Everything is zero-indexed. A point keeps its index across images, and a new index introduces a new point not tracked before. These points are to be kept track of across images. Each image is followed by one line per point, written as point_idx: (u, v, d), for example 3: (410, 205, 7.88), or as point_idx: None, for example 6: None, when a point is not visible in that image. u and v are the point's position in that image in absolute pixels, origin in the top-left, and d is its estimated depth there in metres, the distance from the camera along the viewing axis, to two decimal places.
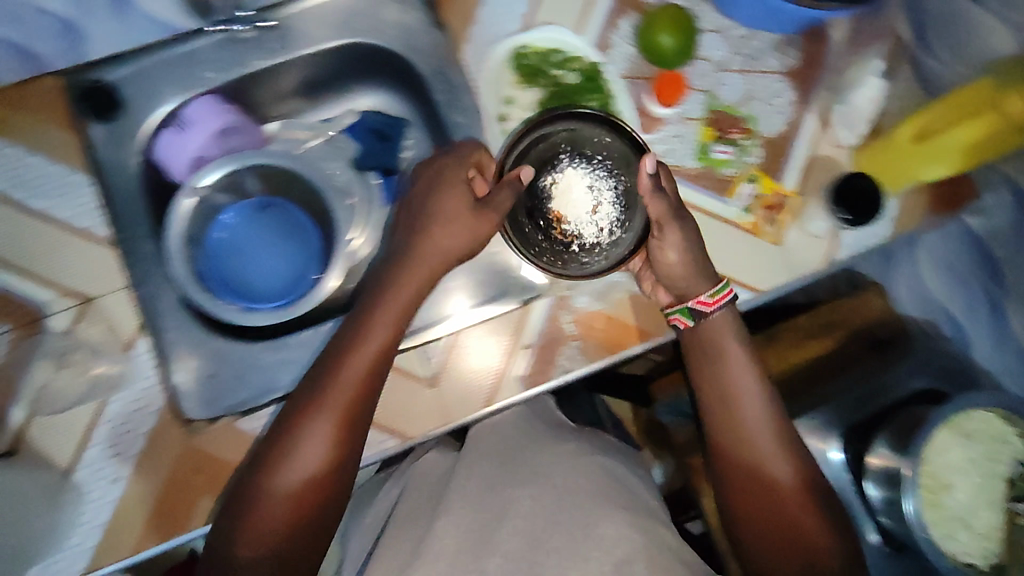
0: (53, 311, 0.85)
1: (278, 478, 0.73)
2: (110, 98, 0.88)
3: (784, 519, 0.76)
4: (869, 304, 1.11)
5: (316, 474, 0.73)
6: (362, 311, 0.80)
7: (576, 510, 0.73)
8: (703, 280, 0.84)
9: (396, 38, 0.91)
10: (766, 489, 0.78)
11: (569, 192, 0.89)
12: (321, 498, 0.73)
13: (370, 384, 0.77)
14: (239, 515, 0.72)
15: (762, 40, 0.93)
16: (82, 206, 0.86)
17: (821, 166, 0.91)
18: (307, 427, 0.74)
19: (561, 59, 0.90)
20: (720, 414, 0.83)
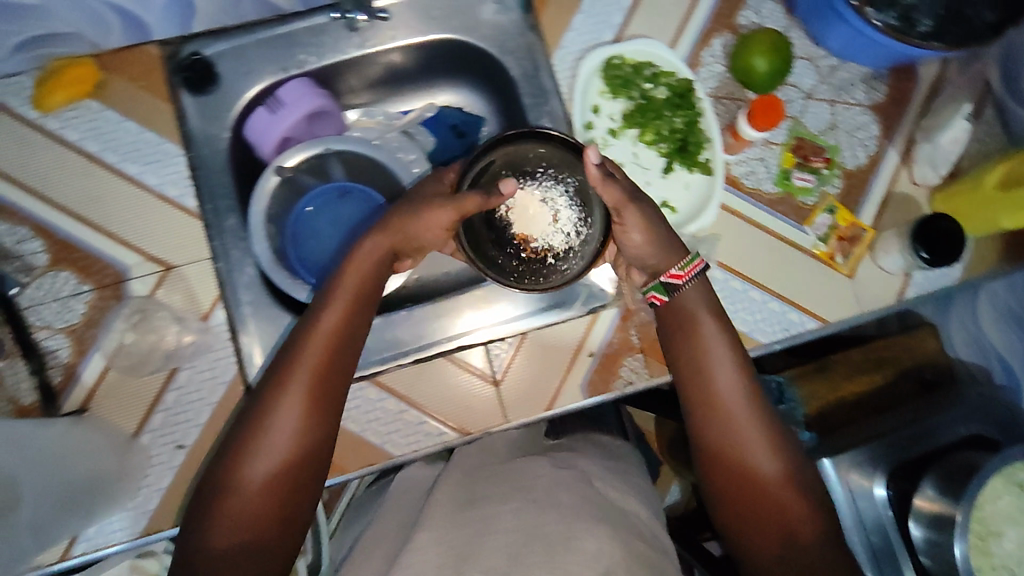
0: (135, 275, 0.86)
1: (244, 467, 0.68)
2: (205, 71, 0.89)
3: (759, 491, 0.74)
4: (924, 344, 1.06)
5: (287, 456, 0.69)
6: (325, 296, 0.76)
7: (559, 522, 0.70)
8: (671, 253, 0.81)
9: (489, 39, 0.93)
10: (746, 467, 0.75)
11: (523, 209, 0.90)
12: (293, 483, 0.69)
13: (336, 365, 0.73)
14: (211, 510, 0.68)
15: (852, 72, 0.93)
16: (174, 174, 0.88)
17: (899, 203, 0.91)
18: (273, 412, 0.69)
19: (652, 73, 0.90)
20: (700, 391, 0.79)
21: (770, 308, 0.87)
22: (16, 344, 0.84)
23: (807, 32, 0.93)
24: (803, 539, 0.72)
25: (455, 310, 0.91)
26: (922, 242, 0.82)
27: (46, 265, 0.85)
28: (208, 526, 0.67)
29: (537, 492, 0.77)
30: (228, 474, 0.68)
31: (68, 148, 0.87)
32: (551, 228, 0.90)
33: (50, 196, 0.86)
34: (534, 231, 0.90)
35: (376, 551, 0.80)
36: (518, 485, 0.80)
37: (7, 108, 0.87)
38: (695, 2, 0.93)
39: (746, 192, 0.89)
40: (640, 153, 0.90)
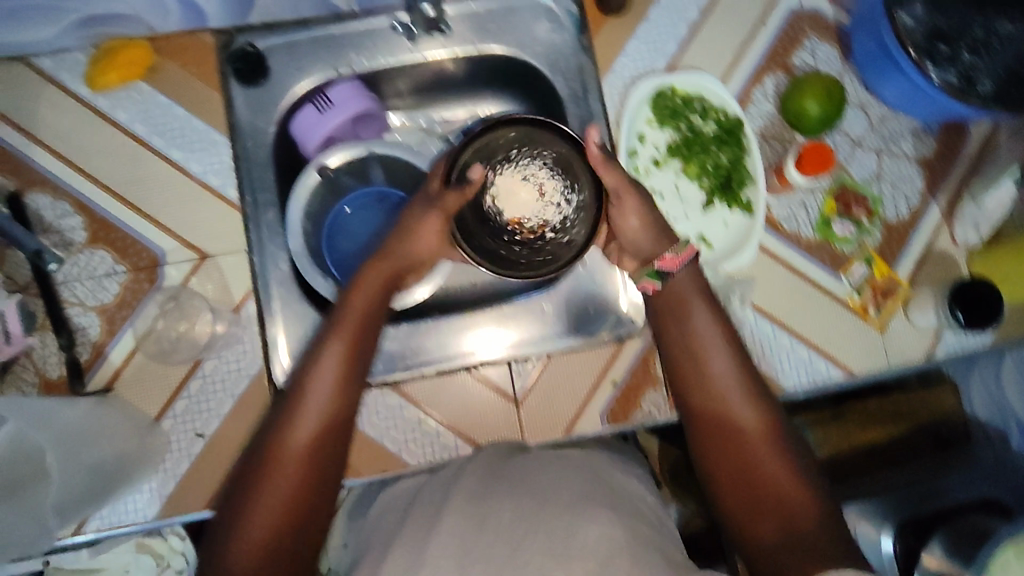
0: (170, 260, 0.87)
1: (262, 485, 0.67)
2: (257, 64, 0.89)
3: (752, 464, 0.70)
4: (942, 398, 1.01)
5: (301, 468, 0.68)
6: (336, 318, 0.76)
7: (558, 505, 0.65)
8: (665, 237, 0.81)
9: (542, 57, 0.92)
10: (737, 443, 0.71)
11: (506, 188, 0.84)
12: (309, 494, 0.68)
13: (347, 378, 0.73)
14: (251, 487, 0.68)
15: (901, 124, 0.92)
16: (217, 164, 0.88)
17: (938, 260, 0.90)
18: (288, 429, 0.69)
19: (701, 106, 0.89)
20: (692, 370, 0.76)
21: (797, 354, 0.88)
22: (47, 318, 0.84)
23: (860, 79, 0.92)
24: (799, 517, 0.66)
25: (479, 326, 0.92)
26: (959, 302, 0.82)
27: (84, 243, 0.86)
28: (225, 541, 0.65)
29: (541, 482, 0.70)
30: (247, 491, 0.67)
31: (115, 128, 0.88)
32: (541, 206, 0.84)
33: (93, 174, 0.87)
34: (527, 208, 0.84)
35: (360, 549, 0.76)
36: (514, 474, 0.72)
37: (59, 82, 0.88)
38: (750, 39, 0.92)
39: (785, 235, 0.89)
40: (681, 186, 0.90)
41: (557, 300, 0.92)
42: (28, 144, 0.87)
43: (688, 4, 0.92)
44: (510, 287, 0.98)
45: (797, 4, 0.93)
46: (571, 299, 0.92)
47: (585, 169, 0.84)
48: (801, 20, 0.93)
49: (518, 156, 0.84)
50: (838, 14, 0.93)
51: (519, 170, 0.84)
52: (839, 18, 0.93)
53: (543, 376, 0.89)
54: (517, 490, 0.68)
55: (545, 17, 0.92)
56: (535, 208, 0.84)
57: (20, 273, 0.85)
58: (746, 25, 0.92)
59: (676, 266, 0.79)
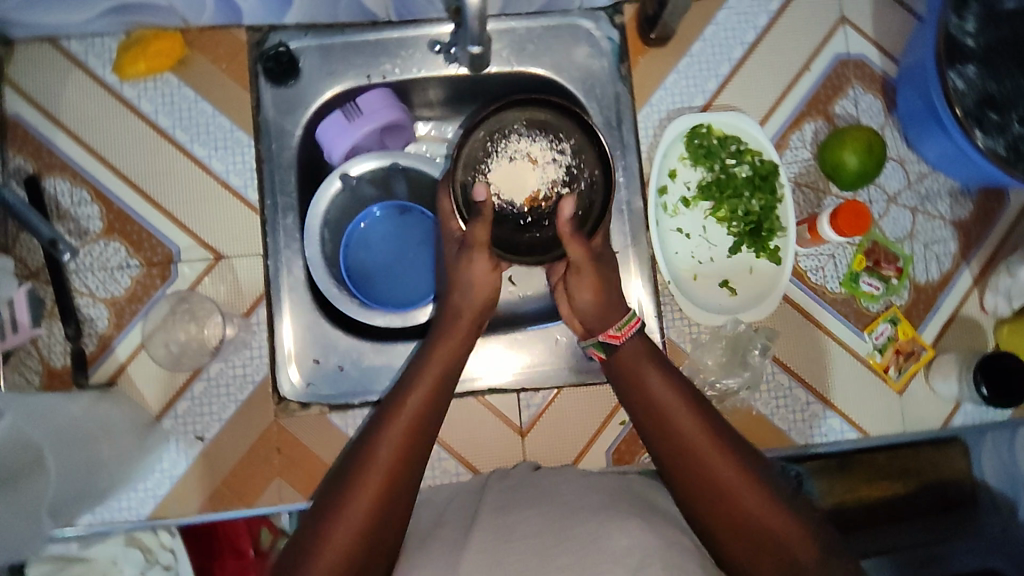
0: (185, 258, 0.85)
1: (341, 514, 0.66)
2: (289, 66, 0.87)
3: (744, 519, 0.66)
4: (949, 459, 0.89)
5: (369, 526, 0.65)
6: (414, 373, 0.75)
7: (585, 523, 0.66)
8: (611, 314, 0.78)
9: (578, 81, 0.89)
10: (723, 501, 0.67)
11: (503, 183, 0.81)
12: (371, 554, 0.65)
13: (420, 435, 0.71)
14: (343, 478, 0.69)
15: (940, 184, 0.90)
16: (240, 164, 0.87)
17: (962, 326, 0.88)
18: (361, 485, 0.67)
19: (738, 149, 0.87)
20: (658, 437, 0.72)
21: (811, 410, 0.86)
22: (55, 306, 0.83)
23: (902, 133, 0.90)
24: (804, 559, 0.64)
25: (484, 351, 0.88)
26: (984, 378, 0.80)
27: (98, 232, 0.85)
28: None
29: (564, 496, 0.72)
30: (313, 547, 0.64)
31: (140, 119, 0.86)
32: (541, 173, 0.81)
33: (114, 164, 0.86)
34: (533, 172, 0.81)
35: None
36: (541, 489, 0.74)
37: (86, 67, 0.86)
38: (793, 83, 0.90)
39: (810, 287, 0.87)
40: (709, 228, 0.88)
41: (574, 331, 0.89)
42: (52, 128, 0.86)
43: (733, 42, 0.90)
44: (522, 312, 0.94)
45: (844, 51, 0.91)
46: None
47: (557, 112, 0.81)
48: (847, 67, 0.91)
49: (500, 140, 0.81)
50: (886, 65, 0.91)
51: (505, 148, 0.81)
52: (886, 70, 0.91)
53: (551, 409, 0.87)
54: (531, 519, 0.68)
55: (587, 41, 0.89)
56: (536, 166, 0.81)
57: (32, 257, 0.84)
58: (790, 69, 0.90)
59: (623, 339, 0.77)
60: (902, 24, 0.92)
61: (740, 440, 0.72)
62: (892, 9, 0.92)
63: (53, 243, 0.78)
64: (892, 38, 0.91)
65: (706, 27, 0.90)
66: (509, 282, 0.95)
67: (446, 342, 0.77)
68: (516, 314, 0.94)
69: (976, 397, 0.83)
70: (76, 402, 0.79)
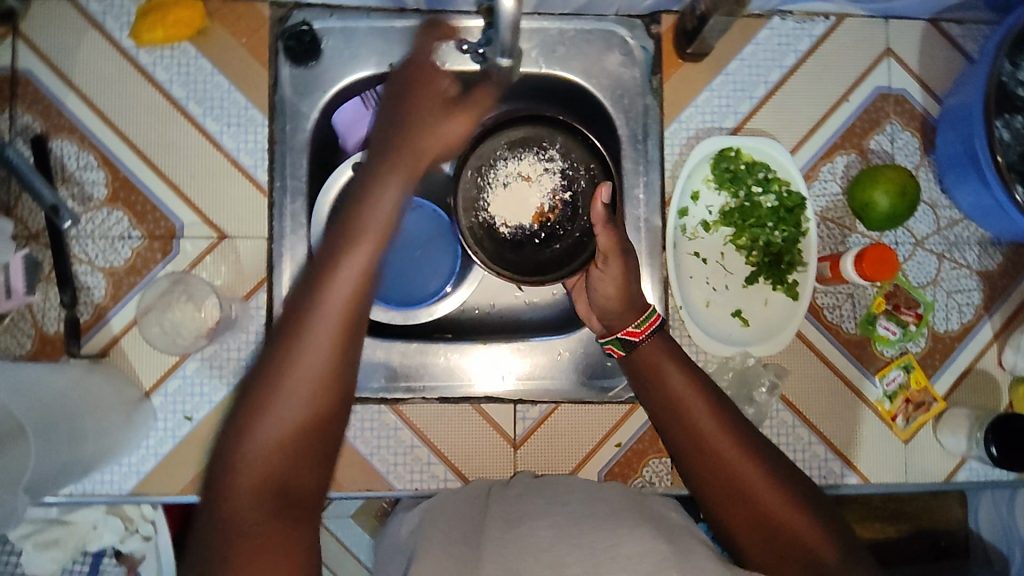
0: (188, 234, 0.83)
1: (257, 446, 0.56)
2: (310, 46, 0.84)
3: (766, 518, 0.64)
4: (946, 510, 0.96)
5: (315, 403, 0.57)
6: (353, 217, 0.60)
7: (597, 530, 0.64)
8: (632, 310, 0.75)
9: (607, 89, 0.86)
10: (746, 501, 0.65)
11: (507, 210, 0.84)
12: (327, 427, 0.58)
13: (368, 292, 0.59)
14: (257, 395, 0.57)
15: (970, 231, 0.87)
16: (252, 143, 0.85)
17: (977, 381, 0.86)
18: (299, 356, 0.57)
19: (766, 176, 0.84)
20: (679, 436, 0.69)
21: (812, 451, 0.83)
22: (52, 271, 0.81)
23: (937, 177, 0.87)
24: (827, 562, 0.62)
25: (477, 356, 0.86)
26: (995, 438, 0.78)
27: (102, 200, 0.83)
28: (231, 483, 0.56)
29: (574, 504, 0.70)
30: (252, 424, 0.56)
31: (154, 87, 0.84)
32: (538, 188, 0.84)
33: (123, 131, 0.83)
34: (535, 185, 0.85)
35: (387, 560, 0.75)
36: (553, 499, 0.72)
37: (103, 29, 0.84)
38: (830, 113, 0.87)
39: (825, 325, 0.85)
40: (727, 255, 0.85)
41: (576, 346, 0.87)
42: (63, 88, 0.83)
43: (772, 64, 0.87)
44: (523, 319, 0.91)
45: (886, 84, 0.88)
46: (591, 348, 0.86)
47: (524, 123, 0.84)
48: (887, 102, 0.87)
49: (490, 166, 0.83)
50: (927, 103, 0.88)
51: (500, 170, 0.84)
52: (927, 108, 0.88)
53: (547, 424, 0.85)
54: (517, 530, 0.66)
55: (619, 49, 0.86)
56: (534, 177, 0.85)
57: (33, 220, 0.82)
58: (828, 98, 0.87)
59: (642, 337, 0.73)
60: (947, 62, 0.88)
61: (762, 439, 0.69)
62: (938, 46, 0.88)
63: (55, 210, 0.79)
64: (936, 76, 0.88)
65: (746, 45, 0.87)
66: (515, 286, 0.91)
67: (387, 189, 0.61)
68: (520, 320, 0.91)
69: (985, 456, 0.80)
70: (63, 373, 0.78)
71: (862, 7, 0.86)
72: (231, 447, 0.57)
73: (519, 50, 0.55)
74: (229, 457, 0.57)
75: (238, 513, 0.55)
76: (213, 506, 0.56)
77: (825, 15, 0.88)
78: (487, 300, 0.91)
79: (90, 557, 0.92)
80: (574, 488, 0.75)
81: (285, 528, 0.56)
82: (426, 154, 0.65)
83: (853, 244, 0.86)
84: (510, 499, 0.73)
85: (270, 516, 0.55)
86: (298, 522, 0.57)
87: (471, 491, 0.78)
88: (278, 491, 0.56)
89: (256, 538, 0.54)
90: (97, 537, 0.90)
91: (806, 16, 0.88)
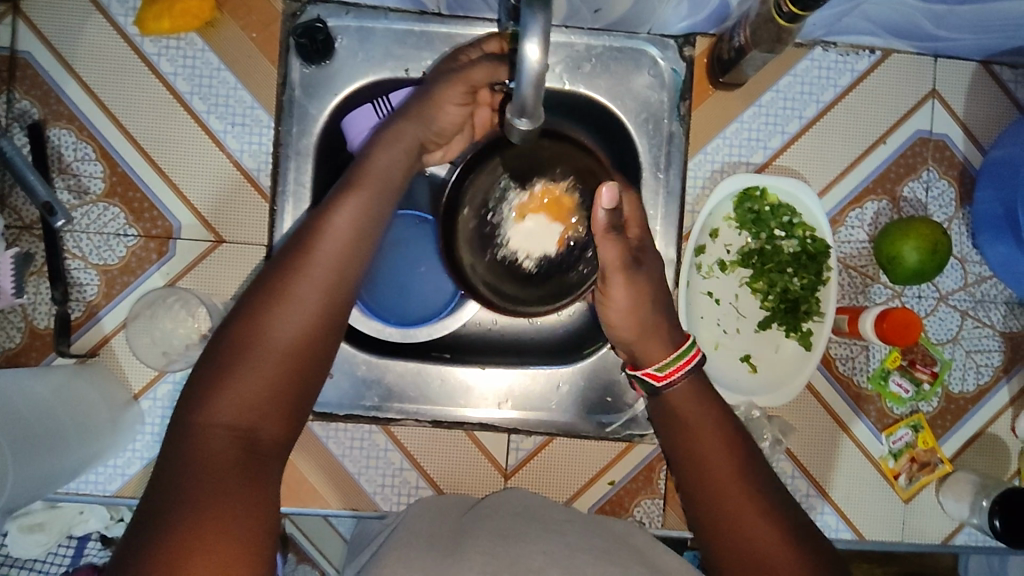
0: (185, 235, 0.80)
1: (233, 381, 0.57)
2: (322, 47, 0.78)
3: (746, 542, 0.59)
4: (938, 557, 0.95)
5: (298, 342, 0.59)
6: (358, 171, 0.64)
7: (588, 567, 0.61)
8: (656, 346, 0.67)
9: (633, 111, 0.81)
10: (729, 519, 0.61)
11: (527, 244, 0.70)
12: (306, 368, 0.59)
13: (366, 240, 0.63)
14: (242, 328, 0.58)
15: (997, 290, 0.84)
16: (257, 145, 0.81)
17: (987, 445, 0.83)
18: (292, 292, 0.59)
19: (790, 221, 0.80)
20: (670, 435, 0.67)
21: (809, 502, 0.81)
22: (45, 265, 0.79)
23: (970, 231, 0.83)
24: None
25: (475, 384, 0.84)
26: (1000, 511, 0.76)
27: (99, 194, 0.80)
28: (205, 407, 0.56)
29: (567, 534, 0.67)
30: (236, 350, 0.58)
31: (158, 79, 0.80)
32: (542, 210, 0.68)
33: (123, 123, 0.80)
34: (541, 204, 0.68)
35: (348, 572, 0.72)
36: (544, 526, 0.69)
37: (107, 13, 0.80)
38: (864, 155, 0.83)
39: (836, 376, 0.82)
40: (741, 296, 0.83)
41: (577, 378, 0.84)
42: (62, 73, 0.79)
43: (809, 98, 0.82)
44: (524, 342, 0.88)
45: (927, 127, 0.83)
46: (592, 381, 0.84)
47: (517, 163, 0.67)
48: (926, 147, 0.83)
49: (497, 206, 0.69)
50: (969, 151, 0.84)
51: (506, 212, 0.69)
52: (968, 156, 0.83)
53: (540, 456, 0.84)
54: (499, 547, 0.63)
55: (650, 68, 0.81)
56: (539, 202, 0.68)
57: (26, 210, 0.79)
58: (866, 138, 0.83)
59: (665, 381, 0.66)
60: (994, 108, 0.84)
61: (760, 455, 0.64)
62: (987, 91, 0.84)
63: (48, 208, 0.76)
64: (982, 122, 0.84)
65: (784, 76, 0.82)
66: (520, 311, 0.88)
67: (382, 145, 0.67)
68: (520, 345, 0.88)
69: (985, 526, 0.78)
70: (45, 377, 0.74)
71: (911, 44, 0.81)
72: (209, 378, 0.57)
73: (539, 115, 0.52)
74: (208, 382, 0.57)
75: (207, 441, 0.55)
76: (185, 428, 0.56)
77: (870, 49, 0.82)
78: (489, 317, 0.88)
79: (75, 540, 0.91)
80: (564, 516, 0.73)
81: (248, 467, 0.55)
82: (421, 140, 0.69)
83: (874, 295, 0.82)
84: (502, 517, 0.71)
85: (232, 453, 0.55)
86: (263, 466, 0.57)
87: (459, 511, 0.76)
88: (251, 425, 0.57)
89: (217, 468, 0.54)
90: (83, 522, 0.88)
91: (851, 48, 0.82)
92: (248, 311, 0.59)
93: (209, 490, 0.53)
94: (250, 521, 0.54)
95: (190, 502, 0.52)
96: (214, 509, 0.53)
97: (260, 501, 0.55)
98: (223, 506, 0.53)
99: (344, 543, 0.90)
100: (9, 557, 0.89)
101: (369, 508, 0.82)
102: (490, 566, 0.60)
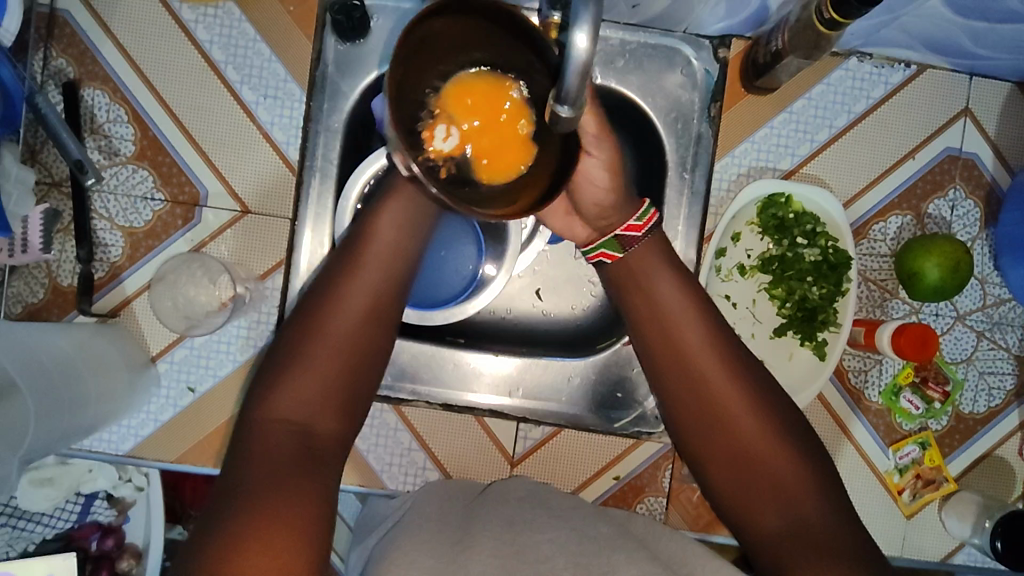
0: (211, 204, 0.81)
1: (289, 382, 0.62)
2: (359, 23, 0.78)
3: (779, 495, 0.63)
4: None
5: (351, 344, 0.64)
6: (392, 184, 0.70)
7: (598, 552, 0.61)
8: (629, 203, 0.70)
9: (663, 109, 0.80)
10: (784, 510, 0.63)
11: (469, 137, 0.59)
12: (357, 369, 0.65)
13: (405, 254, 0.68)
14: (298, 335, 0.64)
15: (1015, 313, 0.84)
16: (287, 118, 0.82)
17: (993, 467, 0.83)
18: (342, 300, 0.65)
19: (814, 229, 0.80)
20: (677, 386, 0.67)
21: None
22: (71, 223, 0.80)
23: (992, 252, 0.83)
24: (811, 517, 0.62)
25: (483, 369, 0.84)
26: (1003, 533, 0.76)
27: (129, 156, 0.80)
28: (267, 403, 0.61)
29: (575, 521, 0.68)
30: (293, 354, 0.63)
31: (193, 47, 0.81)
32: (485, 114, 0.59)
33: (157, 87, 0.81)
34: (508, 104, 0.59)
35: (359, 547, 0.72)
36: (553, 512, 0.69)
37: None
38: (891, 169, 0.82)
39: (847, 388, 0.83)
40: (758, 303, 0.82)
41: (589, 371, 0.85)
42: (100, 34, 0.80)
43: (841, 108, 0.82)
44: (535, 331, 0.88)
45: (957, 146, 0.83)
46: (603, 375, 0.85)
47: (422, 62, 0.56)
48: (955, 164, 0.83)
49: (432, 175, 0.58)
50: (997, 171, 0.83)
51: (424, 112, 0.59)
52: (995, 177, 0.83)
53: (548, 444, 0.84)
54: (510, 531, 0.64)
55: (684, 68, 0.81)
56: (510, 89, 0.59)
57: (57, 167, 0.80)
58: (893, 152, 0.82)
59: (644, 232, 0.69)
60: None
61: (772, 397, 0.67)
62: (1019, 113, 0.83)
63: (79, 165, 0.78)
64: (1012, 144, 0.83)
65: (816, 84, 0.82)
66: (535, 305, 0.88)
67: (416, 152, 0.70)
68: (531, 333, 0.88)
69: (986, 547, 0.78)
70: (68, 333, 0.76)
71: (948, 60, 0.80)
72: (272, 376, 0.63)
73: (582, 104, 0.51)
74: (267, 382, 0.63)
75: (269, 434, 0.60)
76: (250, 422, 0.61)
77: (906, 62, 0.82)
78: (502, 305, 0.88)
79: (82, 497, 0.87)
80: (574, 505, 0.73)
81: (305, 456, 0.60)
82: None
83: (891, 309, 0.83)
84: (510, 501, 0.71)
85: (291, 447, 0.60)
86: (322, 457, 0.61)
87: (468, 493, 0.77)
88: (305, 420, 0.61)
89: (277, 457, 0.58)
90: (91, 480, 0.85)
91: (886, 61, 0.82)
92: (301, 319, 0.65)
93: (267, 476, 0.57)
94: (302, 500, 0.56)
95: (255, 482, 0.57)
96: (268, 492, 0.56)
97: (311, 487, 0.58)
98: (279, 488, 0.56)
99: (349, 531, 0.89)
100: (14, 510, 0.83)
101: (377, 485, 0.83)
102: (499, 549, 0.61)
